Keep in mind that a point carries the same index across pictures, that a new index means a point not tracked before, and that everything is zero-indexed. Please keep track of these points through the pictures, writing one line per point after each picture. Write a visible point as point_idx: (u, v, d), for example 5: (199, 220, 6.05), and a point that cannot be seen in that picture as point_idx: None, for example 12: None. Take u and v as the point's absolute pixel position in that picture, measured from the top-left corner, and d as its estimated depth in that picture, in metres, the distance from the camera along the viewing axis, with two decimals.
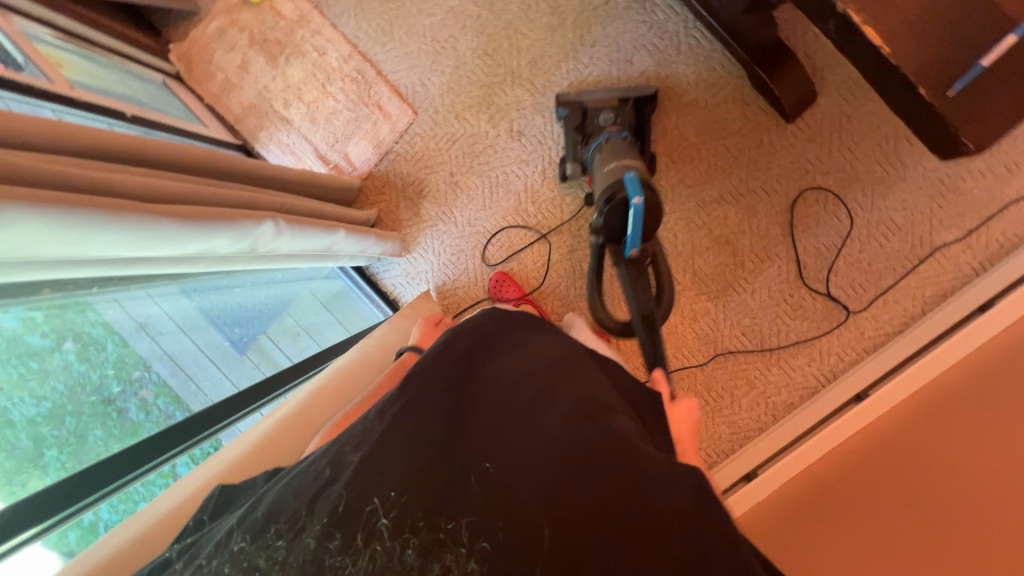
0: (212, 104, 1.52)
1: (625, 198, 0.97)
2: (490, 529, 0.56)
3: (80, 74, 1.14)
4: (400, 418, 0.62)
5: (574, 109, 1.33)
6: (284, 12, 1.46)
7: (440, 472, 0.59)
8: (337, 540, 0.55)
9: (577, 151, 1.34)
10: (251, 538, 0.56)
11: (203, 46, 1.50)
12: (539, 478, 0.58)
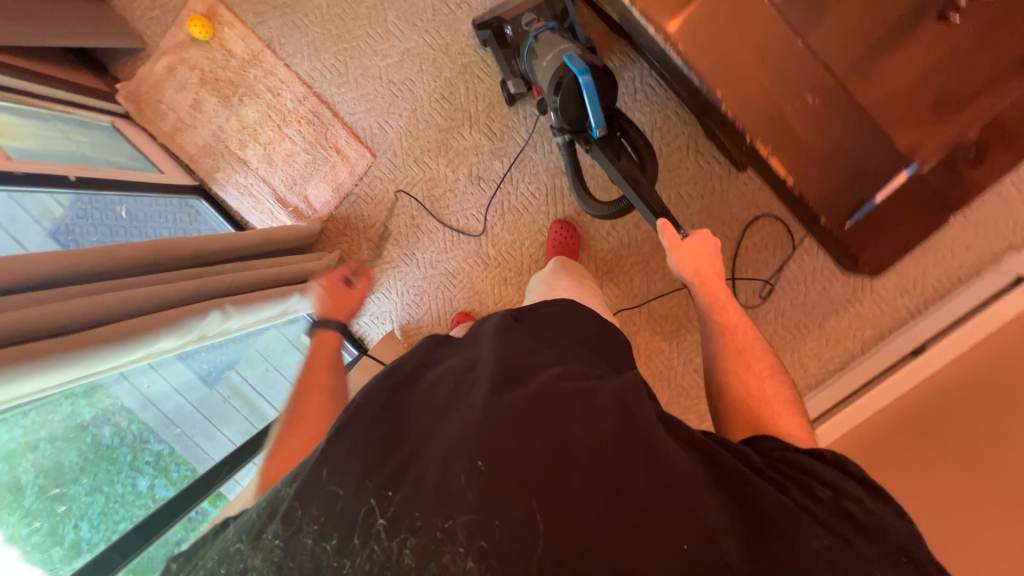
0: (166, 144, 1.49)
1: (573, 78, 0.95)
2: (483, 519, 0.47)
3: (24, 138, 1.11)
4: (375, 413, 0.55)
5: (495, 28, 1.30)
6: (236, 51, 1.42)
7: (401, 457, 0.52)
8: (332, 540, 0.49)
9: (513, 66, 1.30)
10: (248, 538, 0.52)
11: (153, 84, 1.45)
12: (513, 451, 0.50)
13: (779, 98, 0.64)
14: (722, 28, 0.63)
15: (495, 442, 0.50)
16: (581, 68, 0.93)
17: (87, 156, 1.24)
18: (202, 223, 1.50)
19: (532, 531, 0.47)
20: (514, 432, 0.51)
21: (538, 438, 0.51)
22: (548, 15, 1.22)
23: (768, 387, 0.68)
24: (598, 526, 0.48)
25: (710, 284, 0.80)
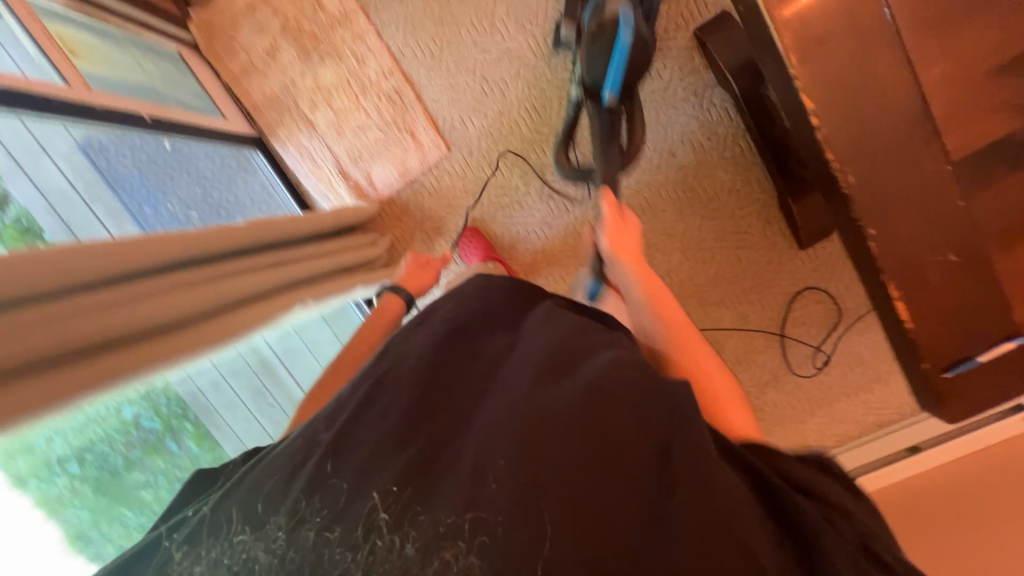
0: (230, 85, 1.39)
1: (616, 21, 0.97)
2: (487, 523, 0.50)
3: (99, 64, 1.02)
4: (377, 416, 0.61)
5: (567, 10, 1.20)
6: (327, 6, 1.33)
7: (412, 451, 0.58)
8: (334, 531, 0.54)
9: (576, 11, 1.19)
10: (250, 529, 0.58)
11: (229, 18, 1.35)
12: (526, 453, 0.53)
13: (926, 243, 0.66)
14: (898, 166, 0.64)
15: (511, 452, 0.53)
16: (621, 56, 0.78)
17: (157, 89, 1.15)
18: (253, 176, 1.43)
19: (537, 545, 0.48)
20: (541, 438, 0.53)
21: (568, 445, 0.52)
22: None
23: (705, 362, 0.71)
24: (607, 544, 0.48)
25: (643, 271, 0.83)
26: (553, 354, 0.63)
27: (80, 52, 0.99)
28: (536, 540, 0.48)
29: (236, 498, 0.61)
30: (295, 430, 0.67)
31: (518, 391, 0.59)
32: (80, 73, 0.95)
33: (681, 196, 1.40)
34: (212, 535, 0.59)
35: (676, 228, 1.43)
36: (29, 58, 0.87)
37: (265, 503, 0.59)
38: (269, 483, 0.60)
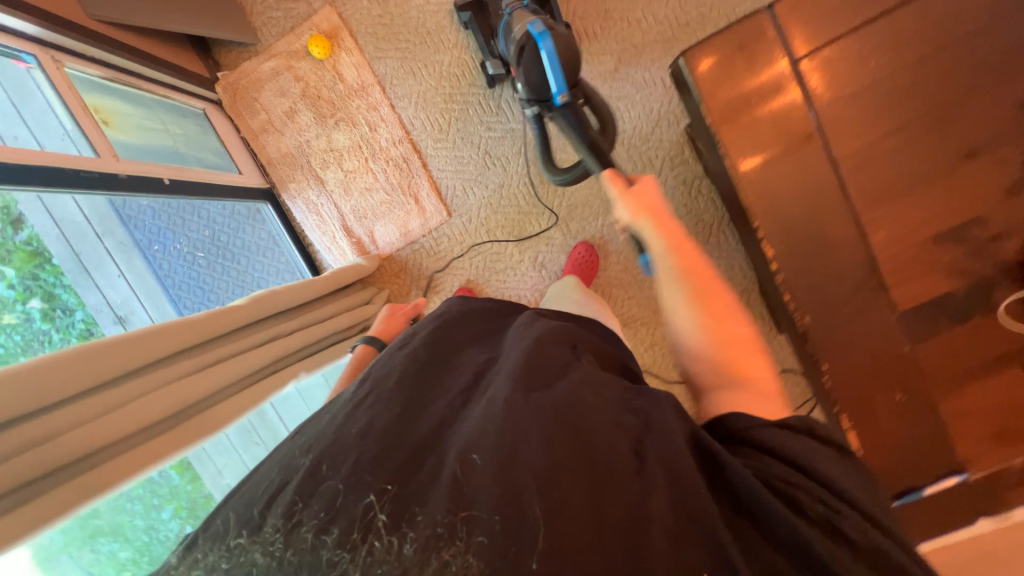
0: (249, 140, 1.48)
1: (533, 41, 0.90)
2: (487, 519, 0.42)
3: (128, 130, 1.10)
4: (363, 416, 0.52)
5: (477, 12, 1.30)
6: (346, 77, 1.43)
7: (435, 454, 0.48)
8: (335, 531, 0.43)
9: (493, 48, 1.31)
10: (249, 531, 0.46)
11: (254, 81, 1.44)
12: (514, 457, 0.45)
13: (873, 379, 0.71)
14: (848, 310, 0.69)
15: (517, 445, 0.46)
16: (542, 31, 0.87)
17: (179, 150, 1.23)
18: (261, 225, 1.50)
19: (540, 531, 0.41)
20: (533, 434, 0.46)
21: (563, 448, 0.45)
22: None
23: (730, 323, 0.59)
24: (610, 542, 0.41)
25: (668, 230, 0.64)
26: (539, 349, 0.58)
27: (112, 121, 1.06)
28: (535, 540, 0.40)
29: (235, 503, 0.49)
30: (289, 439, 0.57)
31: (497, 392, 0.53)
32: (109, 142, 1.02)
33: None
34: (210, 541, 0.47)
35: None
36: (67, 132, 0.95)
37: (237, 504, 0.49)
38: (248, 485, 0.51)
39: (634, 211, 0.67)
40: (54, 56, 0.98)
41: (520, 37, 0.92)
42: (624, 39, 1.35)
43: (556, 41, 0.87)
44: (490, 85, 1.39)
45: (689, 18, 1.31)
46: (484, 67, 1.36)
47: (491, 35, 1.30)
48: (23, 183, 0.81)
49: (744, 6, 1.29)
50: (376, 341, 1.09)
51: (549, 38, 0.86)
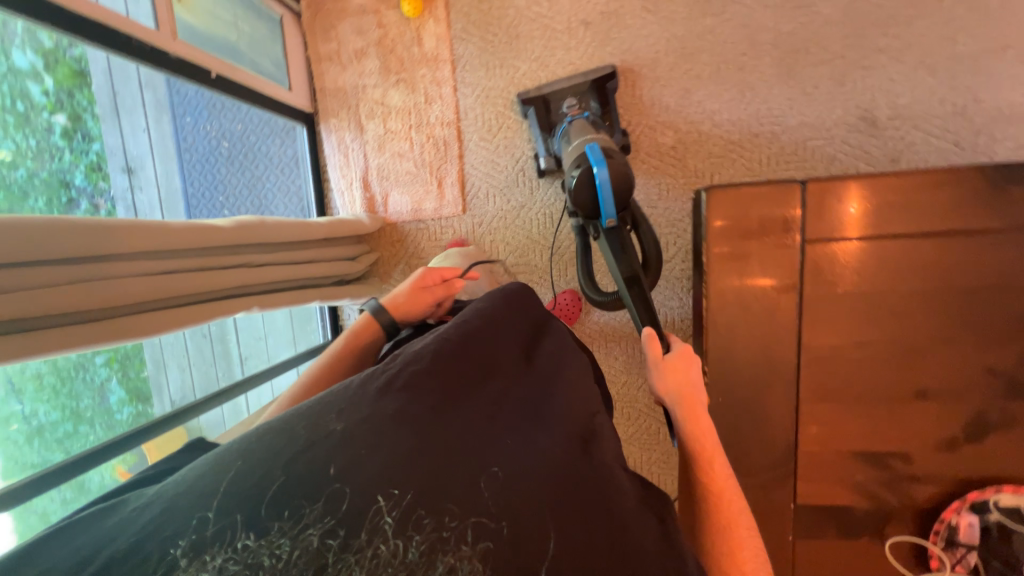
0: (312, 62, 1.49)
1: (590, 172, 1.00)
2: (494, 531, 0.47)
3: (198, 13, 1.10)
4: (390, 413, 0.53)
5: (539, 104, 1.36)
6: (425, 44, 1.43)
7: (454, 468, 0.50)
8: (340, 534, 0.44)
9: (547, 143, 1.37)
10: (254, 532, 0.44)
11: (340, 10, 1.45)
12: (510, 485, 0.50)
13: None
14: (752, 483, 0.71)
15: (526, 491, 0.50)
16: (600, 159, 0.97)
17: (238, 48, 1.23)
18: (290, 144, 1.53)
19: (542, 554, 0.46)
20: (544, 482, 0.51)
21: (568, 511, 0.50)
22: (589, 97, 1.33)
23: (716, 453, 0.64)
24: None
25: (691, 396, 0.68)
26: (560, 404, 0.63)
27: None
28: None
29: (227, 486, 0.47)
30: (285, 416, 0.56)
31: (523, 432, 0.57)
32: (174, 19, 1.03)
33: (637, 355, 1.45)
34: (215, 540, 0.43)
35: (618, 376, 1.47)
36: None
37: (236, 498, 0.46)
38: (240, 471, 0.48)
39: (655, 369, 0.73)
40: None
41: (578, 160, 1.02)
42: (692, 122, 1.35)
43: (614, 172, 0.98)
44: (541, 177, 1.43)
45: (760, 130, 1.32)
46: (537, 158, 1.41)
47: (549, 132, 1.37)
48: (79, 34, 0.84)
49: (816, 142, 1.30)
50: (381, 314, 0.95)
51: (605, 166, 0.97)
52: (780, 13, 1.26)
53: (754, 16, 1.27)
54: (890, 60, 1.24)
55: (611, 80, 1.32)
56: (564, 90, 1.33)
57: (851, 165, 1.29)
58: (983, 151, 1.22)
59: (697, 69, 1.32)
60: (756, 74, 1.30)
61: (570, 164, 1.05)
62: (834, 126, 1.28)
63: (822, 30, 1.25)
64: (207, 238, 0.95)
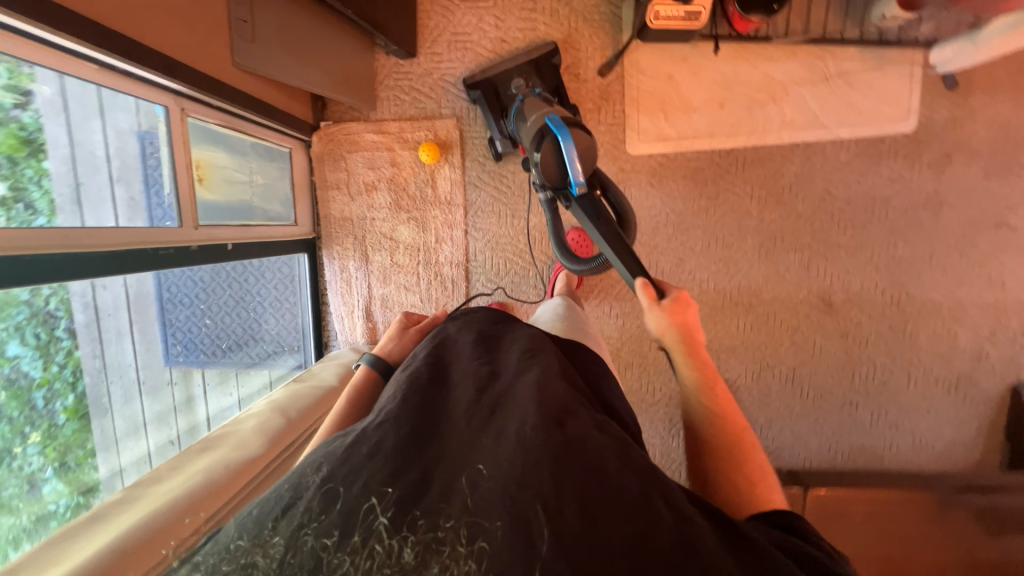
0: (317, 189, 1.45)
1: (555, 139, 0.94)
2: (491, 521, 0.40)
3: (214, 186, 1.07)
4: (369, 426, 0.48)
5: (484, 89, 1.31)
6: (438, 187, 1.45)
7: (430, 456, 0.46)
8: (335, 533, 0.41)
9: (501, 125, 1.32)
10: (252, 535, 0.44)
11: (351, 142, 1.42)
12: (513, 474, 0.42)
13: None
14: None
15: (515, 468, 0.43)
16: (562, 127, 0.92)
17: (252, 206, 1.20)
18: (288, 265, 1.49)
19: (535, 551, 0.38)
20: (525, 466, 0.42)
21: (554, 478, 0.41)
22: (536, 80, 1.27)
23: (755, 450, 0.61)
24: None
25: (694, 347, 0.74)
26: (535, 385, 0.52)
27: (207, 178, 1.04)
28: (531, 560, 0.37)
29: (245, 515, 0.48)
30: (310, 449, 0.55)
31: (516, 412, 0.49)
32: (195, 205, 1.00)
33: None
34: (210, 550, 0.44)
35: None
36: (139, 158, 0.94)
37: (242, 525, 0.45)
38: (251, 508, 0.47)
39: (671, 316, 0.75)
40: (183, 106, 0.94)
41: (537, 136, 0.96)
42: (683, 286, 1.49)
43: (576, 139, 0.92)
44: (500, 158, 1.40)
45: (740, 300, 1.49)
46: (493, 142, 1.37)
47: (502, 115, 1.31)
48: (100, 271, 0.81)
49: (784, 315, 1.49)
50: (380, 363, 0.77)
51: (569, 135, 0.91)
52: (764, 204, 1.43)
53: (742, 204, 1.43)
54: (847, 255, 1.45)
55: (554, 56, 1.28)
56: (510, 69, 1.28)
57: (809, 336, 1.50)
58: (908, 335, 1.48)
59: (691, 242, 1.46)
60: (739, 252, 1.46)
61: (533, 136, 0.99)
62: (799, 303, 1.48)
63: (796, 223, 1.44)
64: (255, 471, 0.85)
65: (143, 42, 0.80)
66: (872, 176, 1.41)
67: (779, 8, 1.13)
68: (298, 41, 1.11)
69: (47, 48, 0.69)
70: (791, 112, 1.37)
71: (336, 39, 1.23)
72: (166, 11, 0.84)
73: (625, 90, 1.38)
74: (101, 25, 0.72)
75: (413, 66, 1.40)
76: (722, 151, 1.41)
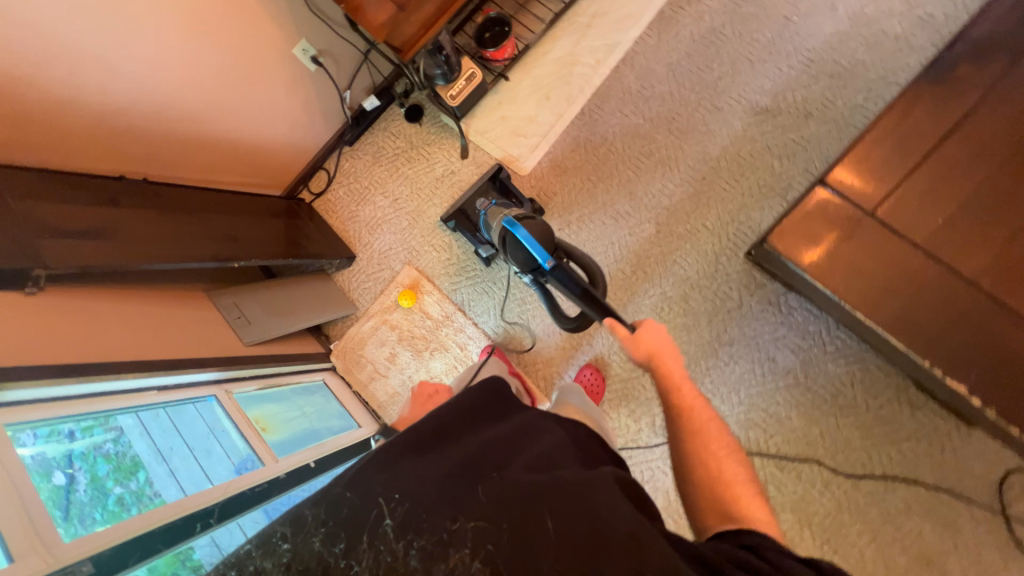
0: (360, 391, 1.64)
1: (516, 234, 1.11)
2: (490, 533, 0.56)
3: (278, 431, 1.26)
4: (450, 459, 0.62)
5: (460, 218, 1.54)
6: (432, 313, 1.64)
7: (477, 494, 0.58)
8: (420, 540, 0.55)
9: (477, 237, 1.55)
10: (386, 516, 0.57)
11: (358, 341, 1.67)
12: (556, 520, 0.56)
13: None
14: None
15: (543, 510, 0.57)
16: (515, 224, 1.12)
17: (315, 429, 1.39)
18: None
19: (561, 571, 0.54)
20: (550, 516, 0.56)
21: (571, 522, 0.56)
22: (494, 193, 1.51)
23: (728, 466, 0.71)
24: None
25: (670, 365, 0.81)
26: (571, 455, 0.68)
27: (269, 426, 1.25)
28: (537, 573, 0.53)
29: (351, 496, 0.58)
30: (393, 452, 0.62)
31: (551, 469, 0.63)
32: (268, 446, 1.17)
33: (800, 399, 1.34)
34: (318, 527, 0.56)
35: (811, 432, 1.32)
36: (240, 464, 1.09)
37: (341, 515, 0.56)
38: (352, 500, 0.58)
39: (644, 344, 0.83)
40: (225, 388, 1.20)
41: (503, 234, 1.17)
42: (653, 205, 1.53)
43: (529, 226, 1.10)
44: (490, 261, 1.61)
45: (704, 172, 1.51)
46: (479, 253, 1.59)
47: (477, 229, 1.54)
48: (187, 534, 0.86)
49: (747, 148, 1.48)
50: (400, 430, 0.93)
51: (523, 228, 1.09)
52: (641, 110, 1.59)
53: (628, 124, 1.59)
54: (736, 75, 1.53)
55: (501, 171, 1.50)
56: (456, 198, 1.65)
57: (786, 141, 1.46)
58: (855, 65, 1.44)
59: (624, 175, 1.57)
60: (663, 149, 1.55)
61: (501, 233, 1.19)
62: (746, 131, 1.49)
63: (676, 96, 1.57)
64: None
65: (175, 358, 1.09)
66: (684, 29, 1.60)
67: (508, 27, 1.54)
68: (276, 306, 1.49)
69: (118, 398, 0.94)
70: (591, 57, 1.64)
71: (300, 286, 1.61)
72: (182, 337, 1.16)
73: (486, 150, 1.69)
74: (148, 365, 1.01)
75: (359, 263, 1.74)
76: (578, 115, 1.63)
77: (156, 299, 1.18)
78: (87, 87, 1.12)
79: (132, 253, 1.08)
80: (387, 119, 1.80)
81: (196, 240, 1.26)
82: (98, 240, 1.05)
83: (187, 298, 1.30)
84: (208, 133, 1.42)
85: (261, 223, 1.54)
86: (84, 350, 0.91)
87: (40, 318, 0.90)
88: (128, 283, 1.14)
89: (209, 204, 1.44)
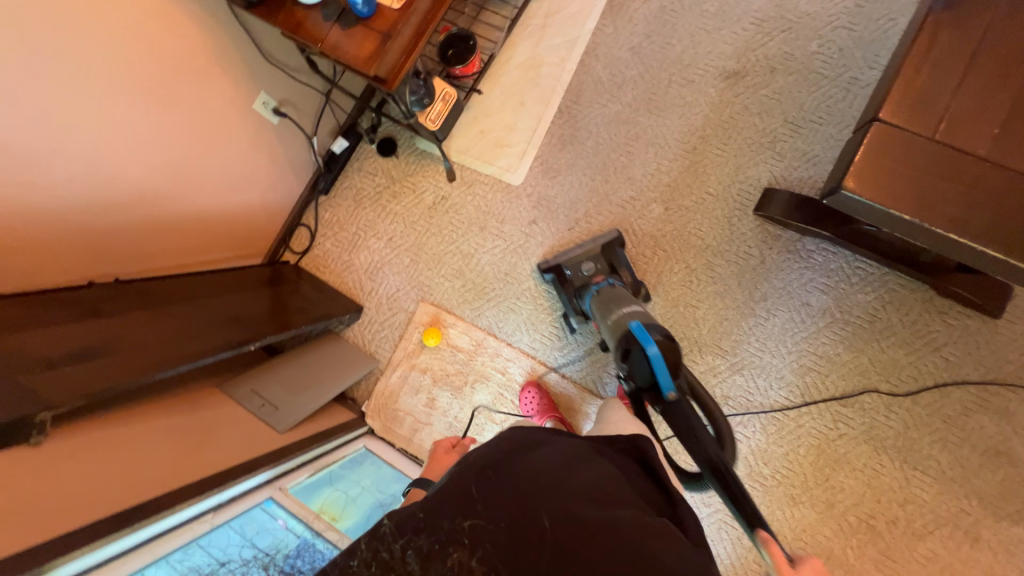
0: (405, 447, 1.51)
1: (640, 347, 0.96)
2: (486, 542, 0.59)
3: (347, 513, 1.15)
4: (468, 481, 0.66)
5: (557, 271, 1.47)
6: (461, 345, 1.56)
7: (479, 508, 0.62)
8: (420, 543, 0.59)
9: (574, 304, 1.44)
10: (388, 522, 0.61)
11: (390, 395, 1.55)
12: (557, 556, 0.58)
13: None
14: None
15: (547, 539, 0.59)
16: (649, 337, 0.95)
17: (380, 498, 1.28)
18: None
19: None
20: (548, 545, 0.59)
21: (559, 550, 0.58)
22: (604, 265, 1.44)
23: None
24: None
25: None
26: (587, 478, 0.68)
27: (337, 512, 1.13)
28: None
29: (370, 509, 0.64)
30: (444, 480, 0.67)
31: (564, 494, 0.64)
32: (344, 532, 1.06)
33: (843, 334, 1.38)
34: None
35: (861, 362, 1.37)
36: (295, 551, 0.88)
37: None
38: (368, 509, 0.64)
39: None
40: (278, 485, 1.07)
41: (626, 339, 1.01)
42: (654, 184, 1.54)
43: (662, 345, 0.95)
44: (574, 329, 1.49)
45: (693, 143, 1.54)
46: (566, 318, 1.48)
47: (575, 294, 1.44)
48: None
49: (727, 112, 1.53)
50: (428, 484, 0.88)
51: (656, 345, 0.94)
52: (617, 97, 1.60)
53: (608, 113, 1.60)
54: (697, 47, 1.58)
55: (616, 240, 1.47)
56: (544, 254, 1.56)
57: (760, 98, 1.52)
58: (802, 16, 1.53)
59: (619, 163, 1.57)
60: (649, 129, 1.57)
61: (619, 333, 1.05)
62: (721, 96, 1.55)
63: (648, 77, 1.60)
64: None
65: (217, 470, 0.95)
66: (637, 13, 1.63)
67: (474, 40, 1.49)
68: (297, 382, 1.35)
69: (175, 534, 0.82)
70: (555, 56, 1.64)
71: (314, 354, 1.48)
72: (215, 443, 1.02)
73: (473, 168, 1.63)
74: (194, 487, 0.87)
75: (369, 314, 1.63)
76: (557, 114, 1.62)
77: (172, 409, 1.03)
78: (33, 190, 0.95)
79: (138, 366, 0.93)
80: (359, 158, 1.70)
81: (200, 333, 1.12)
82: (95, 360, 0.89)
83: (202, 399, 1.14)
84: (177, 214, 1.27)
85: (257, 297, 1.40)
86: (119, 493, 0.77)
87: (53, 471, 0.75)
88: (136, 400, 0.98)
89: (196, 290, 1.29)
